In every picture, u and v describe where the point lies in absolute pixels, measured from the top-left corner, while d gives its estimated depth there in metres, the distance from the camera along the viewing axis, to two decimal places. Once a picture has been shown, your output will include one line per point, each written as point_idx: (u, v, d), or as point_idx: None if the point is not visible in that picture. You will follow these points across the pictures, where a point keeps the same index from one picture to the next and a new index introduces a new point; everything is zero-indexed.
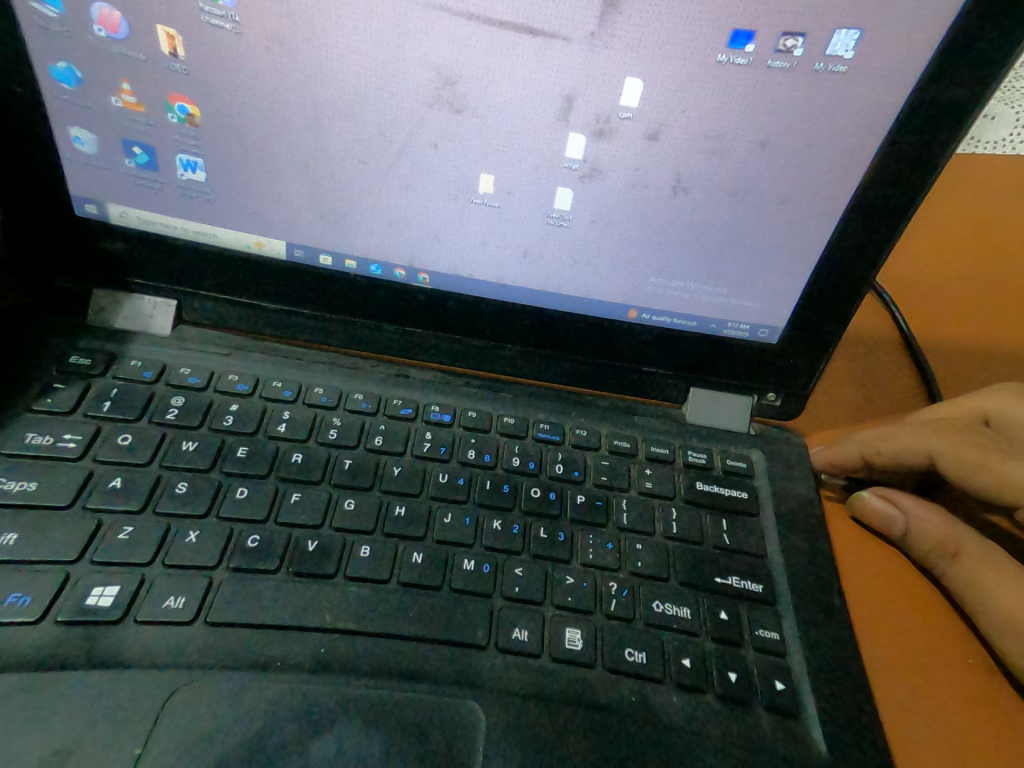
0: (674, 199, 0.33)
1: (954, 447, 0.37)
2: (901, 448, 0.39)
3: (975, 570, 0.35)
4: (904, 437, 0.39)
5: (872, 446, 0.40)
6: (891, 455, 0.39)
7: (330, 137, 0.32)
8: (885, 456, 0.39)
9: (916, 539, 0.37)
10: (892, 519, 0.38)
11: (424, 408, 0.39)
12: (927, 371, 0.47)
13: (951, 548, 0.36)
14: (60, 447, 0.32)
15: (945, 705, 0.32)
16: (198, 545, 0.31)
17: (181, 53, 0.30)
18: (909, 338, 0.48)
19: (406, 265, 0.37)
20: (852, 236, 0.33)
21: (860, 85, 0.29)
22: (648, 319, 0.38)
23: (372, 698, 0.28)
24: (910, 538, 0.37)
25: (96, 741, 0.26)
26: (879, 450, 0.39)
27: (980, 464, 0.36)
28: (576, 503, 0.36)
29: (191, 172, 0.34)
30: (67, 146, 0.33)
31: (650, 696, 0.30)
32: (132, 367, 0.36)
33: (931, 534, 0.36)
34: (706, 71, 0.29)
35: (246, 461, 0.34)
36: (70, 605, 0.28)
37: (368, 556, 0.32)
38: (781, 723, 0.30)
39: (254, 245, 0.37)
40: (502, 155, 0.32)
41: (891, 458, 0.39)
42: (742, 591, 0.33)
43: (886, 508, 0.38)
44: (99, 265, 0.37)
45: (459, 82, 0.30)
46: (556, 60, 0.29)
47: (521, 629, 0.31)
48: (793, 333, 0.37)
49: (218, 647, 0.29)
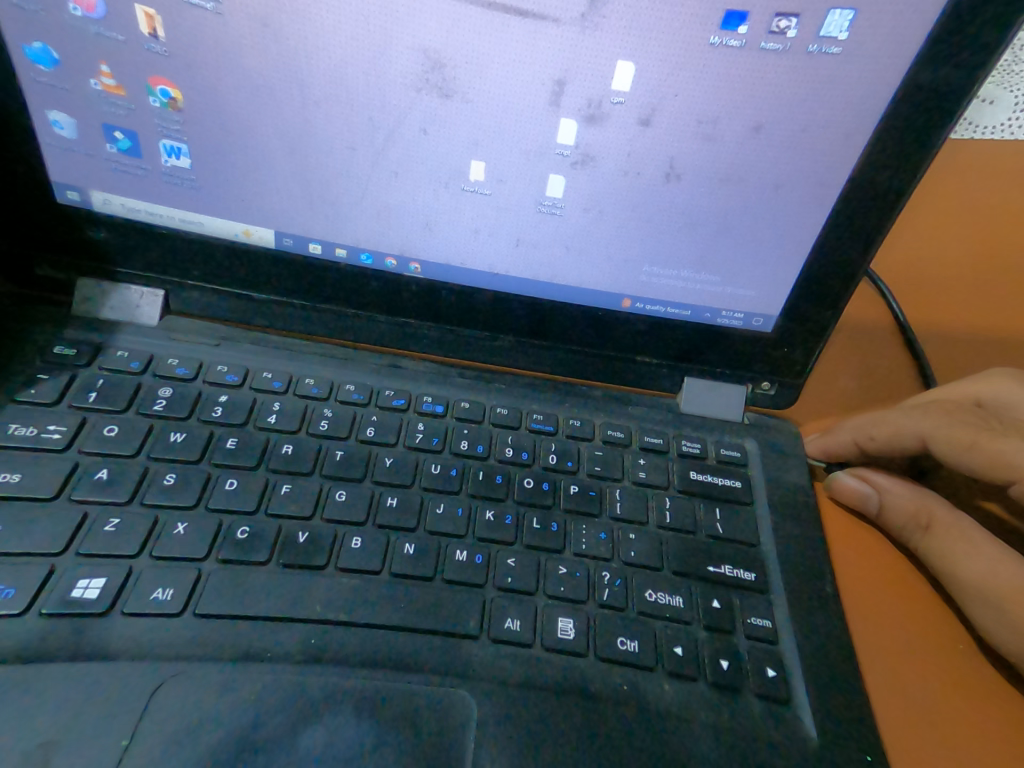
0: (667, 185, 0.32)
1: (945, 427, 0.36)
2: (892, 434, 0.38)
3: (947, 541, 0.34)
4: (892, 421, 0.38)
5: (863, 432, 0.39)
6: (884, 440, 0.38)
7: (318, 123, 0.32)
8: (878, 441, 0.38)
9: (890, 514, 0.36)
10: (868, 497, 0.37)
11: (416, 398, 0.38)
12: (924, 362, 0.46)
13: (923, 521, 0.35)
14: (46, 439, 0.32)
15: (939, 696, 0.32)
16: (186, 536, 0.30)
17: (161, 34, 0.30)
18: (905, 329, 0.48)
19: (397, 255, 0.37)
20: (846, 221, 0.32)
21: (854, 65, 0.28)
22: (642, 307, 0.37)
23: (361, 689, 0.28)
24: (886, 515, 0.37)
25: (81, 733, 0.25)
26: (871, 435, 0.38)
27: (971, 444, 0.35)
28: (569, 493, 0.35)
29: (176, 159, 0.33)
30: (47, 132, 0.33)
31: (642, 684, 0.30)
32: (119, 358, 0.36)
33: (904, 508, 0.36)
34: (696, 52, 0.29)
35: (236, 451, 0.34)
36: (54, 598, 0.28)
37: (358, 547, 0.31)
38: (775, 711, 0.30)
39: (242, 233, 0.36)
40: (493, 142, 0.32)
41: (884, 444, 0.38)
42: (737, 580, 0.33)
43: (862, 487, 0.37)
44: (84, 253, 0.37)
45: (448, 65, 0.30)
46: (547, 43, 0.29)
47: (513, 618, 0.30)
48: (787, 320, 0.37)
49: (206, 638, 0.28)
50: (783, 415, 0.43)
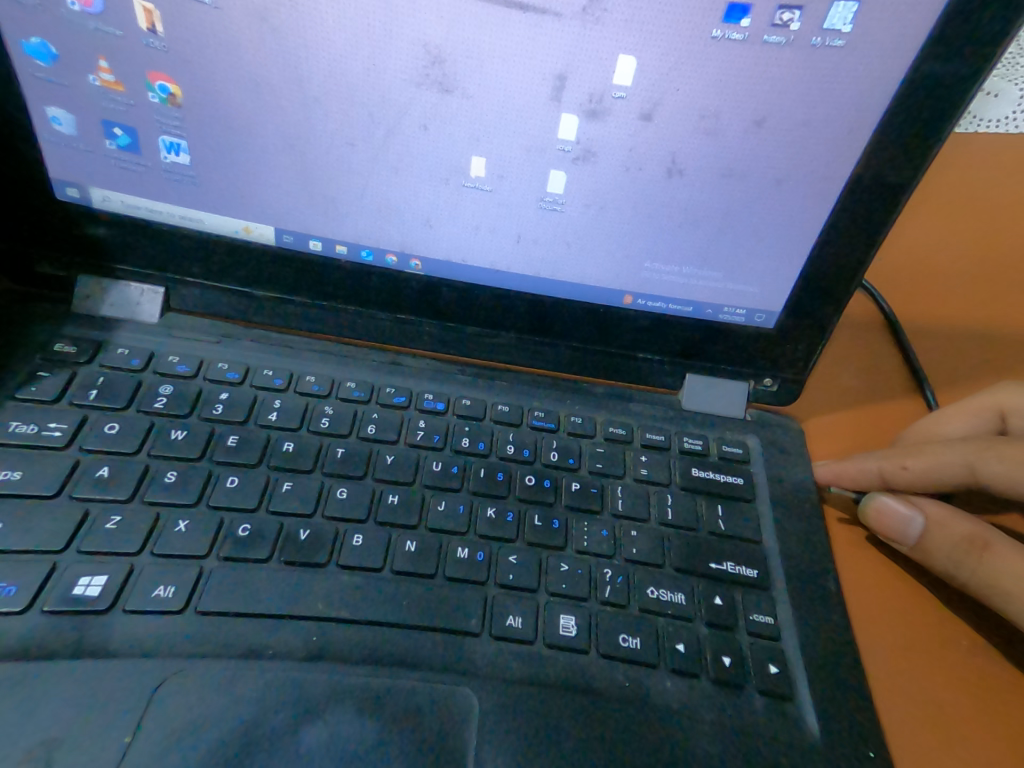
0: (669, 180, 0.32)
1: (989, 451, 0.35)
2: (929, 465, 0.36)
3: (1013, 562, 0.31)
4: (929, 454, 0.37)
5: (893, 463, 0.37)
6: (919, 470, 0.37)
7: (318, 118, 0.32)
8: (912, 471, 0.37)
9: (937, 538, 0.34)
10: (911, 520, 0.35)
11: (418, 396, 0.38)
12: (913, 358, 0.46)
13: (978, 543, 0.32)
14: (47, 436, 0.32)
15: (943, 693, 0.32)
16: (187, 534, 0.30)
17: (159, 28, 0.30)
18: (897, 326, 0.47)
19: (398, 251, 0.36)
20: (850, 218, 0.32)
21: (858, 58, 0.28)
22: (644, 304, 0.37)
23: (363, 686, 0.28)
24: (930, 539, 0.34)
25: (84, 729, 0.25)
26: (905, 465, 0.37)
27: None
28: (571, 491, 0.35)
29: (175, 154, 0.33)
30: (45, 128, 0.33)
31: (645, 682, 0.29)
32: (119, 356, 0.36)
33: (959, 528, 0.33)
34: (698, 46, 0.28)
35: (237, 449, 0.34)
36: (55, 596, 0.28)
37: (360, 545, 0.31)
38: (776, 706, 0.30)
39: (242, 230, 0.36)
40: (494, 137, 0.32)
41: (919, 474, 0.37)
42: (739, 576, 0.33)
43: (906, 509, 0.35)
44: (84, 251, 0.37)
45: (448, 60, 0.29)
46: (548, 38, 0.29)
47: (515, 616, 0.30)
48: (790, 318, 0.36)
49: (208, 636, 0.28)
50: (784, 413, 0.43)
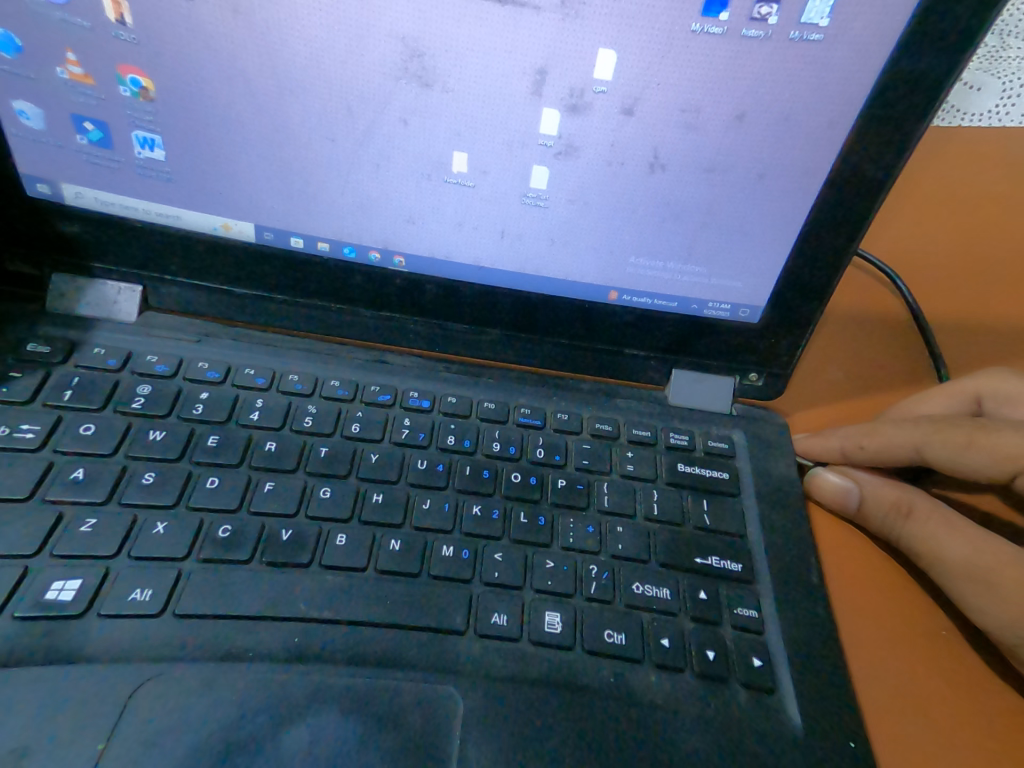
0: (651, 175, 0.32)
1: (937, 434, 0.36)
2: (884, 445, 0.37)
3: (927, 526, 0.34)
4: (886, 434, 0.37)
5: (853, 441, 0.38)
6: (874, 450, 0.37)
7: (295, 113, 0.31)
8: (868, 451, 0.38)
9: (873, 505, 0.36)
10: (849, 490, 0.37)
11: (403, 394, 0.38)
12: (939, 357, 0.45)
13: (904, 507, 0.35)
14: (19, 438, 0.31)
15: (920, 682, 0.32)
16: (164, 536, 0.30)
17: (128, 20, 0.29)
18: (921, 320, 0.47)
19: (380, 248, 0.36)
20: (831, 211, 0.32)
21: (836, 51, 0.28)
22: (629, 299, 0.37)
23: (343, 686, 0.27)
24: (867, 508, 0.36)
25: (57, 736, 0.25)
26: (862, 445, 0.38)
27: (967, 443, 0.35)
28: (557, 486, 0.35)
29: (149, 150, 0.33)
30: (14, 122, 0.32)
31: (629, 676, 0.29)
32: (95, 356, 0.35)
33: (885, 497, 0.36)
34: (678, 41, 0.28)
35: (217, 449, 0.33)
36: (27, 602, 0.27)
37: (344, 544, 0.31)
38: (758, 699, 0.30)
39: (221, 227, 0.36)
40: (475, 131, 0.31)
41: (874, 454, 0.37)
42: (724, 571, 0.33)
43: (844, 481, 0.37)
44: (56, 249, 0.36)
45: (427, 54, 0.29)
46: (527, 30, 0.28)
47: (500, 613, 0.30)
48: (774, 312, 0.36)
49: (186, 638, 0.28)
50: (770, 406, 0.43)
